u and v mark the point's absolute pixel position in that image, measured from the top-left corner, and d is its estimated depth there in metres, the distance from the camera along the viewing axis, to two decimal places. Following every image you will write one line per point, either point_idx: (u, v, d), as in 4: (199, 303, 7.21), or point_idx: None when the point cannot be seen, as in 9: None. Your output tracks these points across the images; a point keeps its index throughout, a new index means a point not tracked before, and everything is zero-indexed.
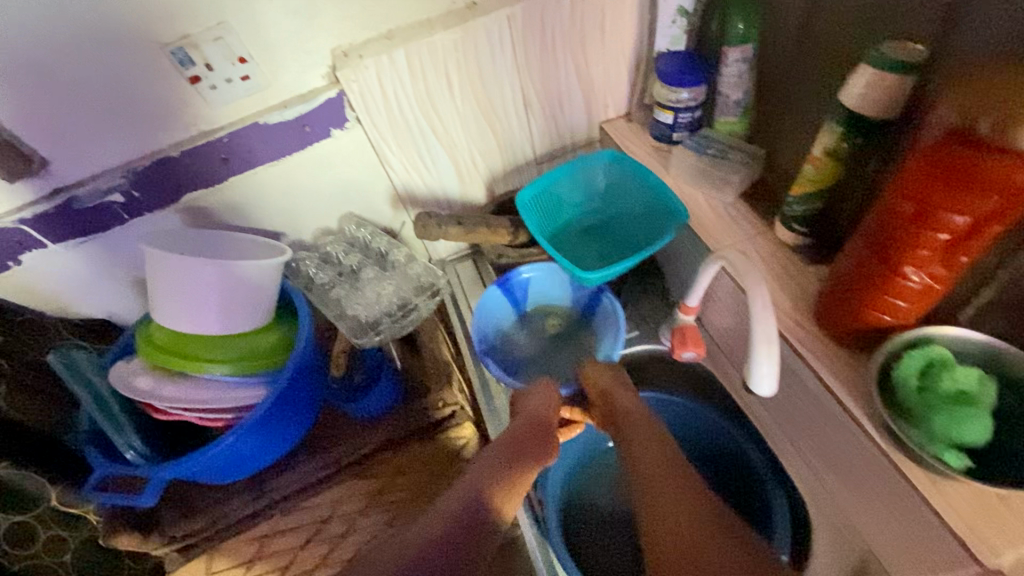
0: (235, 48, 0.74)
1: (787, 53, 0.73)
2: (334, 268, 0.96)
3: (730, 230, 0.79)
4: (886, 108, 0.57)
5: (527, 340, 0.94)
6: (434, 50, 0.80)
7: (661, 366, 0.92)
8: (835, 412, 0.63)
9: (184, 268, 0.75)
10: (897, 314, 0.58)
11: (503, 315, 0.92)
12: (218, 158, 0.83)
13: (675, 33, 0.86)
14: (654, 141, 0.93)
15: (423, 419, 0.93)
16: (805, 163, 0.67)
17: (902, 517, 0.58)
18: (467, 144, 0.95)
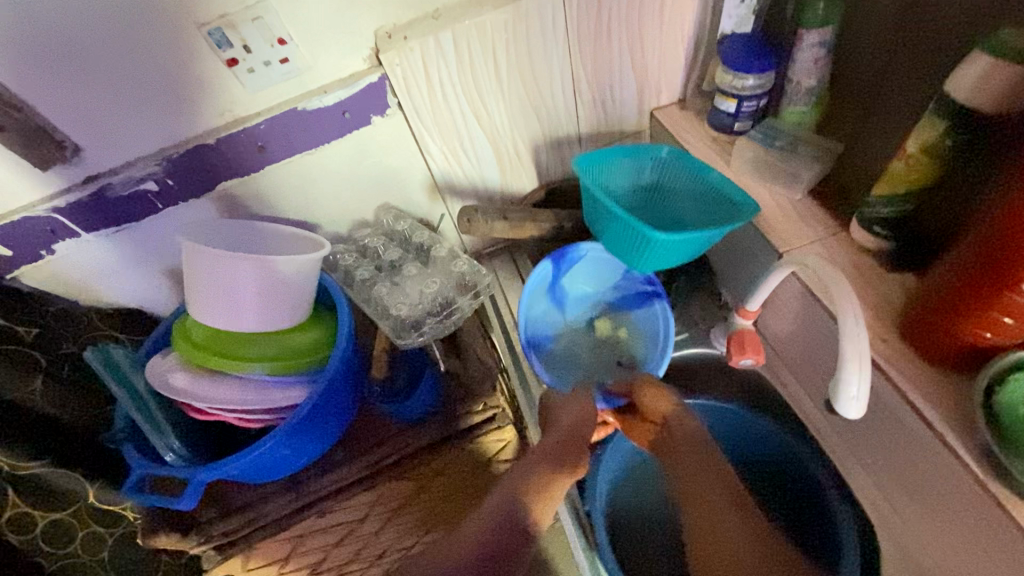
0: (274, 29, 0.69)
1: (876, 37, 0.67)
2: (373, 262, 0.93)
3: (800, 231, 0.73)
4: (1005, 102, 0.51)
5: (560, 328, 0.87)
6: (484, 31, 0.75)
7: (713, 371, 0.88)
8: (922, 435, 0.58)
9: (224, 265, 0.72)
10: (1002, 334, 0.52)
11: (542, 295, 0.84)
12: (254, 146, 0.79)
13: (741, 14, 0.80)
14: (713, 131, 0.86)
15: (462, 421, 0.90)
16: (895, 160, 0.61)
17: (998, 552, 0.54)
18: (511, 132, 0.89)
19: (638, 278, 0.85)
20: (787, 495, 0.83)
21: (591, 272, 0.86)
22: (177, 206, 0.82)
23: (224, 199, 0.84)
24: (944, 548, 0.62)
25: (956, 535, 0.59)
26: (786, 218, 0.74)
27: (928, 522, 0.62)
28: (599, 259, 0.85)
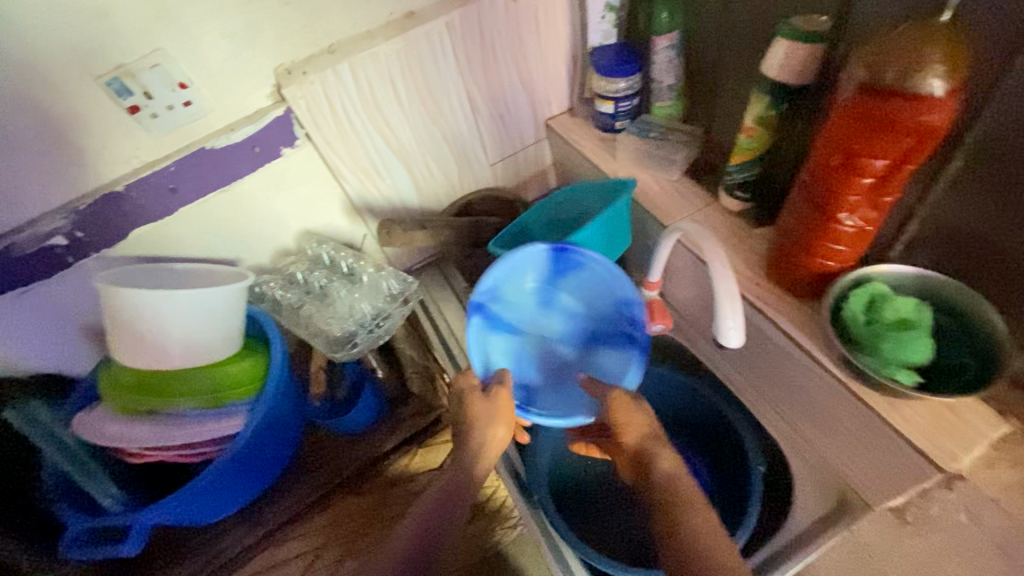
0: (175, 75, 0.72)
1: (710, 37, 0.79)
2: (302, 288, 0.96)
3: (680, 205, 0.84)
4: (805, 75, 0.63)
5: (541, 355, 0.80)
6: (378, 61, 0.82)
7: None
8: (798, 356, 0.68)
9: (143, 306, 0.72)
10: (839, 259, 0.64)
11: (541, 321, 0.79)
12: (166, 189, 0.80)
13: (605, 28, 0.91)
14: (600, 131, 0.97)
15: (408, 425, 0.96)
16: (740, 133, 0.73)
17: (871, 441, 0.64)
18: (419, 152, 0.96)
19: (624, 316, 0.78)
20: (704, 439, 0.93)
21: (598, 291, 0.78)
22: (90, 257, 0.82)
23: (138, 245, 0.85)
24: (836, 456, 0.71)
25: (841, 441, 0.69)
26: (667, 196, 0.85)
27: (819, 434, 0.72)
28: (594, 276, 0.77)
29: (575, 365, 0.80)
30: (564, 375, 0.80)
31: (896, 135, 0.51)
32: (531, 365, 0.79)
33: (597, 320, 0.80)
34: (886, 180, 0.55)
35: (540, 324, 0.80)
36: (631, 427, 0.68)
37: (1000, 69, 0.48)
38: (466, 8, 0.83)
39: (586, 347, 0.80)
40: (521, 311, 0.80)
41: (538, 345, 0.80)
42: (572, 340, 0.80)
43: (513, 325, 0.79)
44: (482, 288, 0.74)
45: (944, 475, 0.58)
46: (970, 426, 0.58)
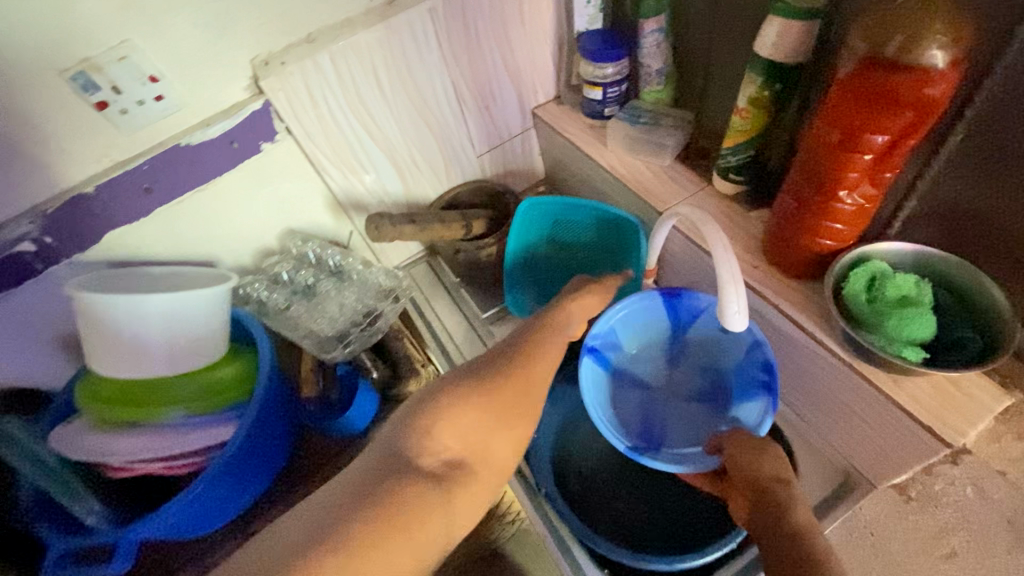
0: (144, 67, 0.69)
1: (700, 18, 0.78)
2: (287, 288, 0.93)
3: (674, 190, 0.83)
4: (798, 54, 0.62)
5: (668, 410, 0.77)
6: (360, 50, 0.79)
7: None
8: (799, 337, 0.67)
9: (119, 314, 0.69)
10: (838, 239, 0.63)
11: (656, 372, 0.80)
12: (140, 188, 0.77)
13: (590, 12, 0.89)
14: (589, 118, 0.95)
15: None
16: (733, 115, 0.72)
17: (876, 420, 0.64)
18: (405, 144, 0.93)
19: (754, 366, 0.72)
20: None
21: (720, 348, 0.77)
22: (62, 262, 0.78)
23: (112, 249, 0.81)
24: (840, 437, 0.71)
25: (845, 421, 0.69)
26: (660, 182, 0.84)
27: (822, 416, 0.72)
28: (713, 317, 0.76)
29: (708, 420, 0.75)
30: (689, 431, 0.75)
31: (897, 110, 0.50)
32: (652, 418, 0.77)
33: (719, 376, 0.77)
34: (886, 156, 0.55)
35: (664, 376, 0.80)
36: (758, 469, 0.59)
37: (1000, 38, 0.47)
38: None
39: (714, 405, 0.76)
40: (644, 366, 0.81)
41: (667, 398, 0.78)
42: (702, 395, 0.77)
43: (637, 378, 0.80)
44: (596, 329, 0.76)
45: (951, 451, 0.58)
46: (975, 400, 0.58)
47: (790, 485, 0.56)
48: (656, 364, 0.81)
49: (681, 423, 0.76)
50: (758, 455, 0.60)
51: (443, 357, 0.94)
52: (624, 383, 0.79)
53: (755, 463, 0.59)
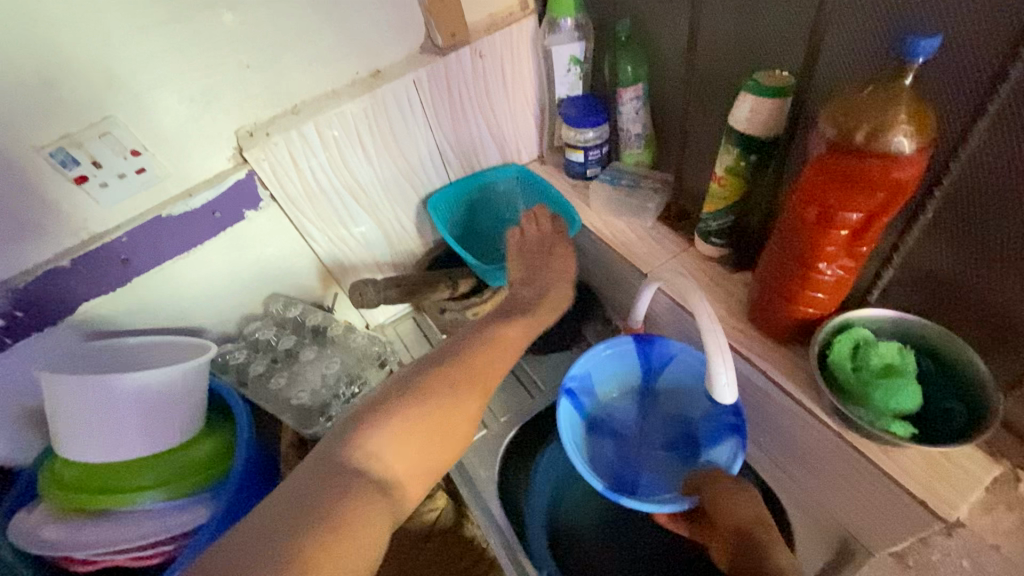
0: (125, 142, 0.68)
1: (674, 89, 0.81)
2: (268, 355, 0.91)
3: (657, 252, 0.84)
4: (771, 128, 0.64)
5: (642, 461, 0.81)
6: (345, 120, 0.80)
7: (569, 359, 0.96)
8: (787, 404, 0.67)
9: (89, 392, 0.66)
10: (821, 307, 0.63)
11: (628, 420, 0.84)
12: (118, 260, 0.75)
13: (572, 80, 0.90)
14: (571, 178, 0.97)
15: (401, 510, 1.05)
16: (712, 182, 0.73)
17: (869, 492, 0.63)
18: (390, 206, 0.94)
19: (722, 412, 0.74)
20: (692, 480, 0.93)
21: (685, 396, 0.81)
22: (32, 337, 0.75)
23: (85, 322, 0.78)
24: (835, 505, 0.70)
25: (838, 490, 0.68)
26: (644, 244, 0.85)
27: (815, 483, 0.71)
28: (685, 361, 0.78)
29: (677, 470, 0.79)
30: (662, 482, 0.78)
31: (868, 189, 0.52)
32: (624, 466, 0.80)
33: (686, 426, 0.82)
34: (862, 231, 0.56)
35: (637, 428, 0.84)
36: (737, 513, 0.63)
37: (963, 127, 0.49)
38: (434, 65, 0.82)
39: (681, 456, 0.80)
40: (619, 415, 0.84)
41: (638, 448, 0.82)
42: (671, 445, 0.81)
43: (612, 427, 0.83)
44: (576, 370, 0.78)
45: (946, 524, 0.57)
46: (964, 471, 0.58)
47: (767, 524, 0.62)
48: (629, 413, 0.84)
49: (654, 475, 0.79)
50: (734, 498, 0.64)
51: None
52: (599, 431, 0.82)
53: (732, 509, 0.63)
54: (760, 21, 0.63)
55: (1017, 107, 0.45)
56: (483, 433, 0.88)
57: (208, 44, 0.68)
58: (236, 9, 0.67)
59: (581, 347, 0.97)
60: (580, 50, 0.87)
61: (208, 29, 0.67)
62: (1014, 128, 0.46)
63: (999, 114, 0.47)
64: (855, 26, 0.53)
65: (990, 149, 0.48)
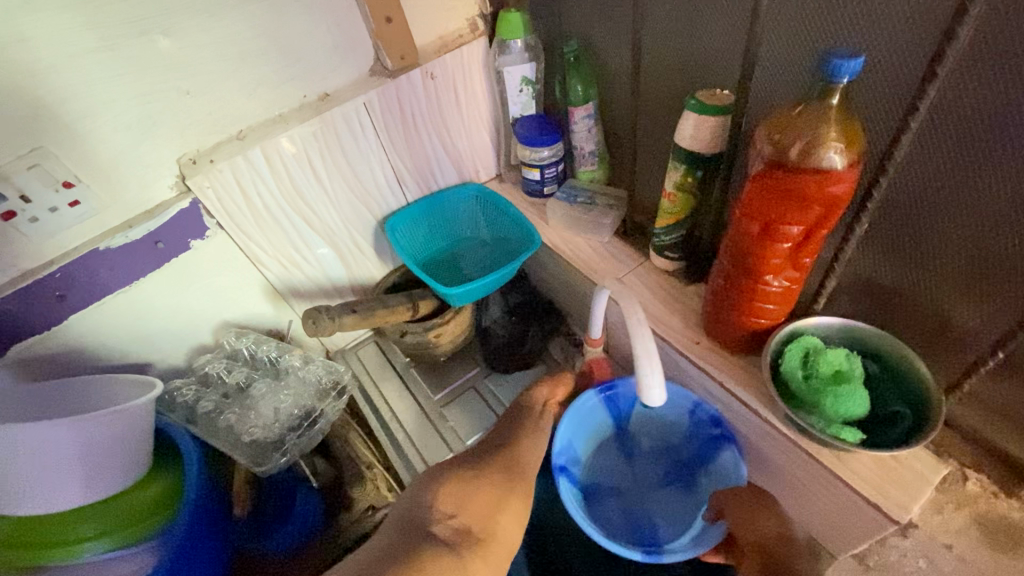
0: (58, 173, 0.65)
1: (622, 107, 0.82)
2: (219, 390, 0.88)
3: (614, 267, 0.85)
4: (715, 145, 0.66)
5: (650, 504, 0.82)
6: (293, 144, 0.78)
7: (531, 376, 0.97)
8: (745, 413, 0.68)
9: (22, 440, 0.62)
10: (771, 317, 0.65)
11: (616, 470, 0.84)
12: (53, 296, 0.71)
13: (524, 99, 0.91)
14: (529, 196, 0.98)
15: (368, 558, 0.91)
16: (663, 198, 0.75)
17: (826, 496, 0.64)
18: (346, 229, 0.92)
19: (704, 422, 0.75)
20: None
21: (658, 426, 0.83)
22: None
23: (18, 364, 0.73)
24: (795, 511, 0.71)
25: (798, 496, 0.69)
26: (601, 260, 0.86)
27: (776, 490, 0.71)
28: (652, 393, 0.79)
29: (686, 501, 0.80)
30: (675, 519, 0.80)
31: (806, 204, 0.53)
32: (638, 521, 0.80)
33: (673, 454, 0.83)
34: (804, 243, 0.57)
35: (631, 473, 0.84)
36: (757, 529, 0.64)
37: (889, 140, 0.51)
38: (384, 87, 0.81)
39: (685, 485, 0.81)
40: (605, 470, 0.84)
41: (639, 493, 0.83)
42: (669, 478, 0.83)
43: (606, 487, 0.83)
44: (558, 446, 0.78)
45: (899, 526, 0.58)
46: (914, 472, 0.60)
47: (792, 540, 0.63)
48: (615, 460, 0.85)
49: (667, 514, 0.80)
50: (756, 512, 0.65)
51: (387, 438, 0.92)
52: (597, 497, 0.82)
53: (754, 524, 0.64)
54: (699, 43, 0.64)
55: (936, 121, 0.48)
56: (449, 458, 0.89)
57: (144, 71, 0.65)
58: (173, 35, 0.65)
59: (543, 363, 0.97)
60: (531, 71, 0.88)
61: (144, 56, 0.65)
62: (934, 141, 0.48)
63: (921, 128, 0.49)
64: (784, 49, 0.55)
65: (915, 161, 0.51)
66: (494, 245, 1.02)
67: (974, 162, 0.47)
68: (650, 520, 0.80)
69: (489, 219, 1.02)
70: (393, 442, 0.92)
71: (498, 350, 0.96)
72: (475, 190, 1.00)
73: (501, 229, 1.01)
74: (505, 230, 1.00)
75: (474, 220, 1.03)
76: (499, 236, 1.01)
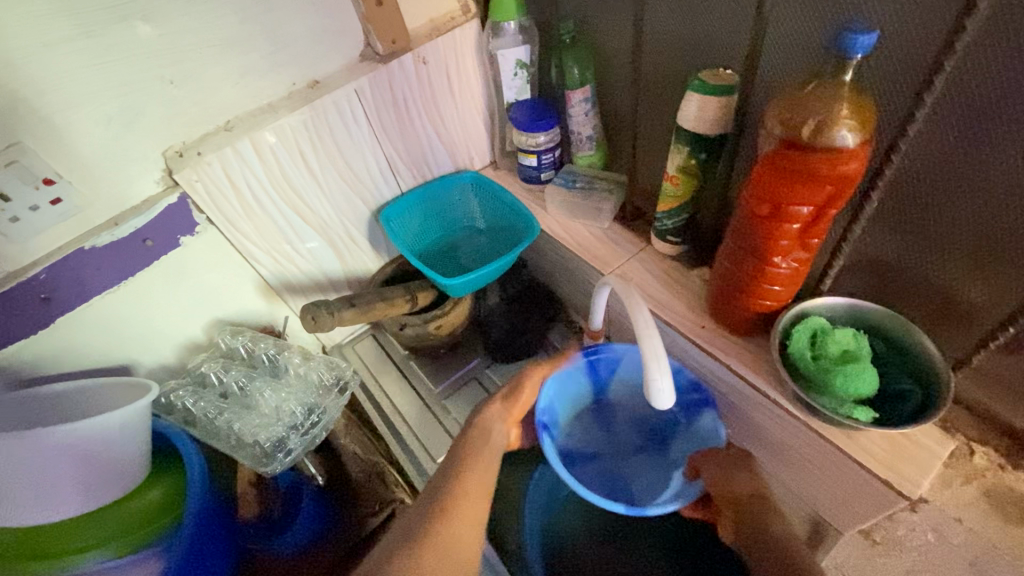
0: (38, 170, 0.62)
1: (621, 89, 0.81)
2: (215, 390, 0.85)
3: (616, 252, 0.84)
4: (719, 126, 0.65)
5: (627, 470, 0.81)
6: (284, 134, 0.75)
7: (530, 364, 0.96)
8: (753, 394, 0.68)
9: (14, 449, 0.60)
10: (777, 299, 0.64)
11: (594, 437, 0.84)
12: (37, 299, 0.68)
13: (519, 84, 0.89)
14: (525, 183, 0.96)
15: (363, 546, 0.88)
16: (665, 181, 0.74)
17: (836, 475, 0.64)
18: (340, 222, 0.90)
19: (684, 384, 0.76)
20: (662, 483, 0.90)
21: (636, 394, 0.84)
22: None
23: (3, 370, 0.71)
24: (802, 490, 0.71)
25: (806, 475, 0.69)
26: (602, 246, 0.85)
27: (785, 471, 0.72)
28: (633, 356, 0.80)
29: (661, 468, 0.80)
30: (652, 484, 0.79)
31: (819, 184, 0.52)
32: (615, 485, 0.80)
33: (651, 422, 0.84)
34: (813, 224, 0.57)
35: (610, 442, 0.84)
36: (733, 487, 0.65)
37: (901, 116, 0.51)
38: (376, 73, 0.78)
39: (662, 451, 0.82)
40: (584, 437, 0.84)
41: (617, 460, 0.82)
42: (646, 445, 0.83)
43: (584, 453, 0.83)
44: (541, 404, 0.78)
45: (909, 501, 0.59)
46: (923, 447, 0.60)
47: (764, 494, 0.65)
48: (592, 427, 0.85)
49: (643, 479, 0.80)
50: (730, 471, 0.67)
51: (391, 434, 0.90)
52: (574, 461, 0.81)
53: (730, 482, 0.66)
54: (701, 21, 0.63)
55: (950, 97, 0.47)
56: None
57: (124, 60, 0.62)
58: (154, 21, 0.62)
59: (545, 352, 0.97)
60: (525, 53, 0.86)
61: (124, 43, 0.61)
62: (948, 117, 0.48)
63: (934, 103, 0.48)
64: (791, 24, 0.54)
65: (927, 138, 0.50)
66: (492, 235, 1.00)
67: (986, 138, 0.47)
68: (627, 484, 0.80)
69: (486, 208, 1.00)
70: (398, 438, 0.90)
71: (498, 341, 0.95)
72: (472, 177, 0.98)
73: (498, 218, 0.99)
74: (502, 218, 0.98)
75: (470, 209, 1.01)
76: (496, 225, 0.99)
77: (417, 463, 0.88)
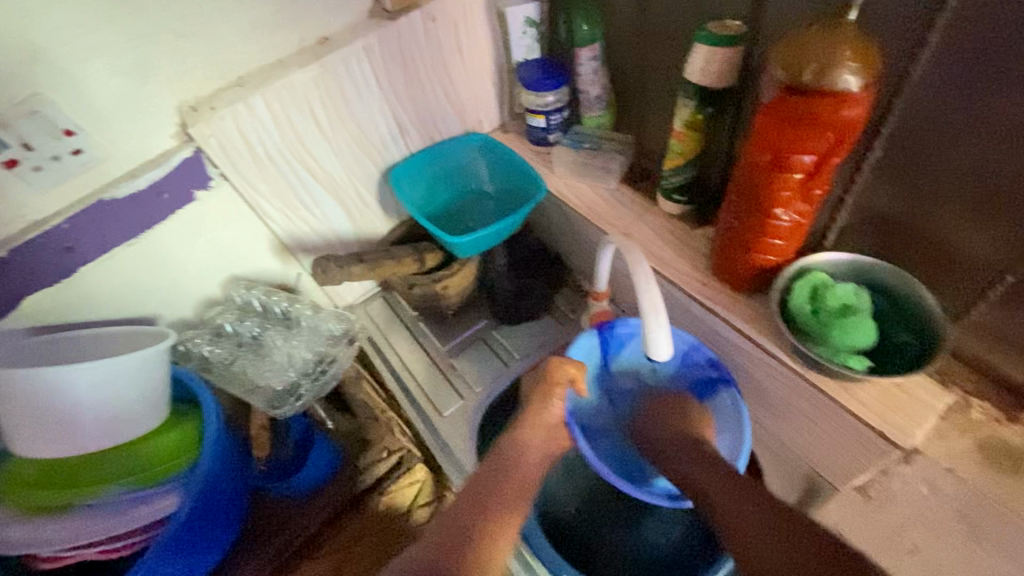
0: (58, 121, 0.64)
1: (631, 45, 0.80)
2: (232, 340, 0.89)
3: (621, 213, 0.84)
4: (724, 79, 0.64)
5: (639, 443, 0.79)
6: (294, 90, 0.76)
7: (528, 331, 0.97)
8: (753, 350, 0.69)
9: (43, 388, 0.63)
10: (779, 253, 0.65)
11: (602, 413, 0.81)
12: (61, 249, 0.71)
13: (528, 43, 0.89)
14: (533, 145, 0.96)
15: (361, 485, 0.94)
16: (671, 138, 0.73)
17: (831, 428, 0.65)
18: (350, 181, 0.91)
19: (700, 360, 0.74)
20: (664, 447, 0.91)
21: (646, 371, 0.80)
22: None
23: (31, 316, 0.75)
24: (798, 445, 0.73)
25: (803, 430, 0.70)
26: (607, 206, 0.85)
27: (783, 426, 0.73)
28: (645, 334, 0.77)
29: None
30: None
31: (819, 131, 0.52)
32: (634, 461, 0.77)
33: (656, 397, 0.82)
34: (815, 174, 0.57)
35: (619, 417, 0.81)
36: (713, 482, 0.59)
37: (905, 60, 0.50)
38: (384, 30, 0.79)
39: None
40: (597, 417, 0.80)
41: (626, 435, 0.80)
42: None
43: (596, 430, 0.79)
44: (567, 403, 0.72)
45: (902, 452, 0.60)
46: (920, 401, 0.61)
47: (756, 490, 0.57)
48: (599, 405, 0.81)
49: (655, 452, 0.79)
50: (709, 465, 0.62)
51: (404, 395, 0.93)
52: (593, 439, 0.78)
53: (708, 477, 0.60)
54: None
55: (958, 38, 0.46)
56: (459, 405, 0.90)
57: (138, 13, 0.64)
58: None
59: (550, 313, 0.98)
60: (535, 11, 0.86)
61: None
62: (956, 59, 0.47)
63: (939, 44, 0.48)
64: None
65: (933, 82, 0.50)
66: (499, 197, 1.01)
67: (994, 79, 0.46)
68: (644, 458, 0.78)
69: (494, 170, 1.01)
70: (409, 397, 0.93)
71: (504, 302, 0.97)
72: (481, 139, 0.98)
73: (507, 180, 0.99)
74: (509, 182, 0.99)
75: (477, 171, 1.02)
76: (505, 188, 1.00)
77: (427, 417, 0.91)
